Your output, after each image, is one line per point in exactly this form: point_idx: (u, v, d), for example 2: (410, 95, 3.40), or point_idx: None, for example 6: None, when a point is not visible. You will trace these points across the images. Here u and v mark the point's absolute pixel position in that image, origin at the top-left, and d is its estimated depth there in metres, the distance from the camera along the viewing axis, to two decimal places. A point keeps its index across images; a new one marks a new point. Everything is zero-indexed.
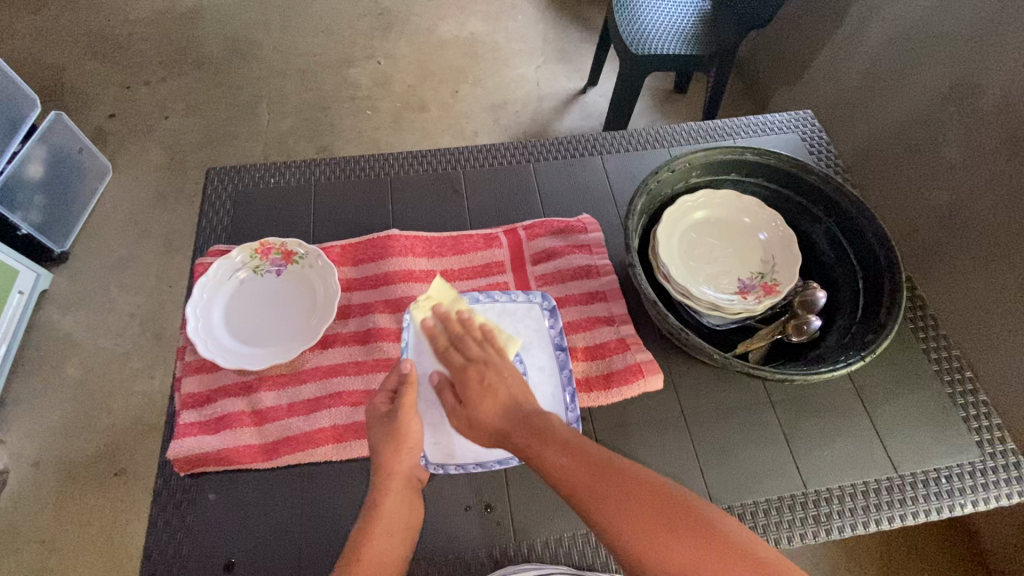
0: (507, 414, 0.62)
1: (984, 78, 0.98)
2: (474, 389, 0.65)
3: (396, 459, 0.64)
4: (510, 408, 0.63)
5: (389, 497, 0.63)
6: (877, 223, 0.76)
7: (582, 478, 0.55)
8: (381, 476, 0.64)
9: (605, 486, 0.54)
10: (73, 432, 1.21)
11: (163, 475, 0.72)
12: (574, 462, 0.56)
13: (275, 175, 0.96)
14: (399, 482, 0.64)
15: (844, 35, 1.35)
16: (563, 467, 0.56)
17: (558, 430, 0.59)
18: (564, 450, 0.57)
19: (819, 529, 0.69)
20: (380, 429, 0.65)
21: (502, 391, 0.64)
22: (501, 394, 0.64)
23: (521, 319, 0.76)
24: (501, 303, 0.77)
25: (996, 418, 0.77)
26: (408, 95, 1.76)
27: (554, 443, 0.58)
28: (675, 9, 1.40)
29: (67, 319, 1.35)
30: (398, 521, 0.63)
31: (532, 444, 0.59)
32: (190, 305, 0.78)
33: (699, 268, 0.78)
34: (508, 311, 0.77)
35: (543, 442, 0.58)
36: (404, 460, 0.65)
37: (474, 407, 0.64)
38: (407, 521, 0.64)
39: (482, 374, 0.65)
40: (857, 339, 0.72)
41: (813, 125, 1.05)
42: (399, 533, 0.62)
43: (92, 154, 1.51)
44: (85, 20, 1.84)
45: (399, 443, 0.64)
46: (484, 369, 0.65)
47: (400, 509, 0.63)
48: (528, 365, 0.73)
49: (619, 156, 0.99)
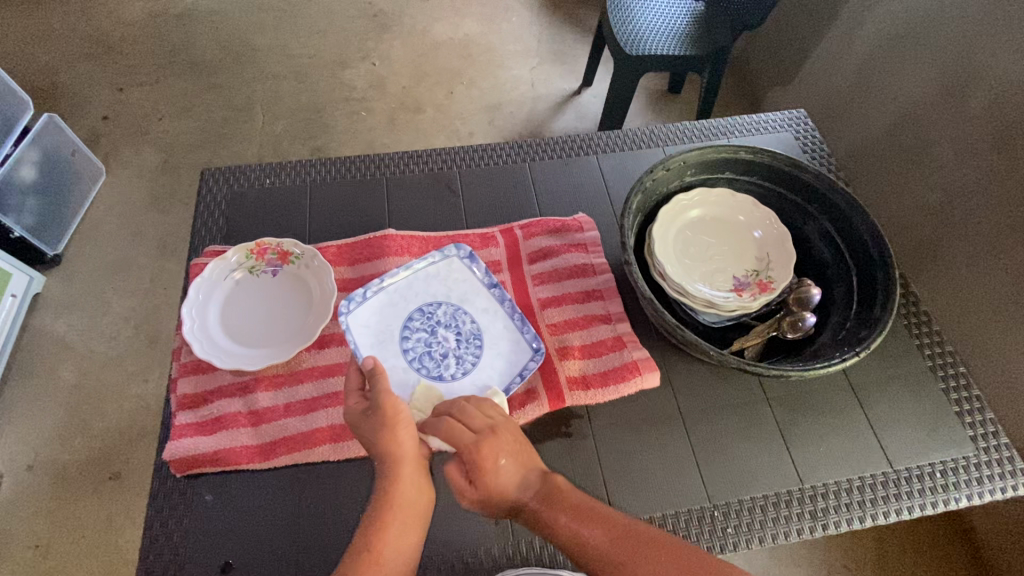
0: (521, 493, 0.59)
1: (974, 77, 0.99)
2: (489, 474, 0.59)
3: (396, 440, 0.61)
4: (522, 487, 0.59)
5: (399, 485, 0.60)
6: (870, 221, 0.76)
7: (603, 543, 0.53)
8: (389, 463, 0.61)
9: (618, 550, 0.52)
10: (67, 436, 1.20)
11: (159, 476, 0.71)
12: (590, 527, 0.55)
13: (270, 175, 0.96)
14: (409, 467, 0.61)
15: (837, 35, 1.36)
16: (580, 529, 0.55)
17: (572, 494, 0.58)
18: (577, 515, 0.56)
19: (816, 524, 0.69)
20: (371, 420, 0.62)
21: (514, 468, 0.60)
22: (514, 473, 0.60)
23: (446, 278, 0.78)
24: (422, 269, 0.78)
25: (989, 412, 0.77)
26: (403, 96, 1.76)
27: (566, 510, 0.56)
28: (668, 10, 1.40)
29: (60, 321, 1.34)
30: (410, 509, 0.59)
31: (543, 512, 0.57)
32: (186, 305, 0.77)
33: (693, 267, 0.78)
34: (429, 273, 0.78)
35: (554, 512, 0.57)
36: (408, 441, 0.62)
37: (497, 485, 0.59)
38: (419, 506, 0.60)
39: (497, 451, 0.60)
40: (851, 336, 0.73)
41: (806, 124, 1.06)
42: (413, 520, 0.59)
43: (85, 156, 1.50)
44: (78, 22, 1.83)
45: (394, 424, 0.62)
46: (496, 448, 0.60)
47: (413, 496, 0.60)
48: (474, 313, 0.76)
49: (614, 155, 0.99)
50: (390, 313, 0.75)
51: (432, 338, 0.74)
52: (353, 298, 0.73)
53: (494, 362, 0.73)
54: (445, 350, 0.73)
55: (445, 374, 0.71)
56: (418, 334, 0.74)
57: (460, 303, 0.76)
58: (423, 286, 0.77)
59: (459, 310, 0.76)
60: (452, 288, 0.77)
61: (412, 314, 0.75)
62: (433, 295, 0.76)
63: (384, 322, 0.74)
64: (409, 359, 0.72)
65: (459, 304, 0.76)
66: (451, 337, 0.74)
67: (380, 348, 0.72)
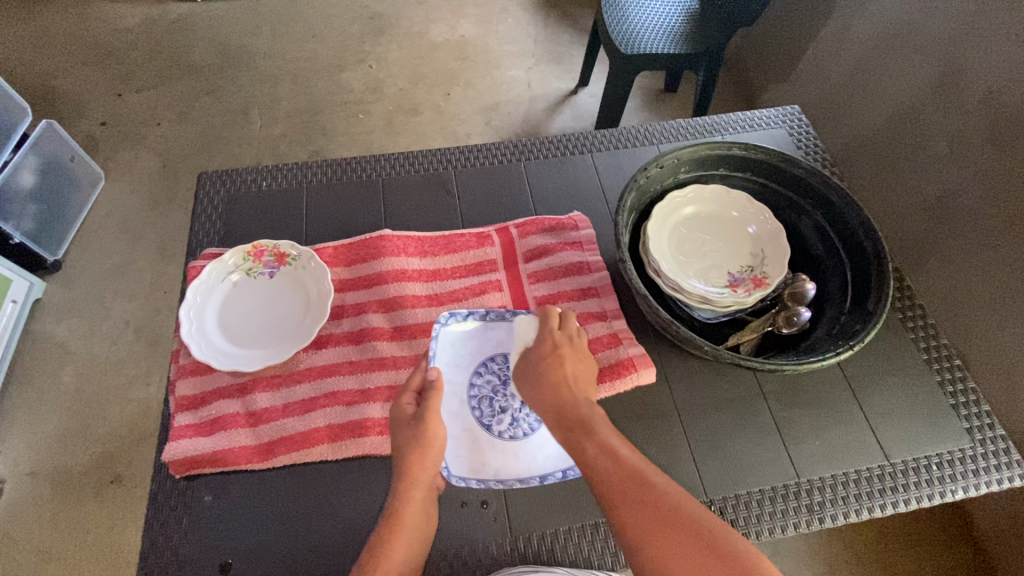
0: (566, 388, 0.66)
1: (969, 73, 0.99)
2: (549, 363, 0.68)
3: (422, 463, 0.64)
4: (568, 386, 0.67)
5: (410, 506, 0.62)
6: (864, 215, 0.77)
7: (616, 477, 0.57)
8: (404, 482, 0.63)
9: (627, 487, 0.55)
10: (68, 440, 1.21)
11: (159, 477, 0.72)
12: (611, 461, 0.58)
13: (266, 177, 0.96)
14: (421, 490, 0.64)
15: (831, 32, 1.36)
16: (600, 461, 0.59)
17: (600, 427, 0.62)
18: (603, 446, 0.60)
19: (813, 518, 0.70)
20: (404, 431, 0.66)
21: (571, 368, 0.68)
22: (568, 372, 0.68)
23: None
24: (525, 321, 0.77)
25: (985, 405, 0.78)
26: (401, 98, 1.76)
27: (594, 441, 0.61)
28: (663, 9, 1.41)
29: (61, 326, 1.35)
30: (416, 528, 0.61)
31: (577, 435, 0.62)
32: (184, 307, 0.78)
33: (689, 263, 0.78)
34: None
35: (585, 433, 0.62)
36: (429, 467, 0.65)
37: (557, 369, 0.68)
38: (422, 532, 0.62)
39: (563, 349, 0.69)
40: (845, 329, 0.73)
41: (799, 120, 1.06)
42: (417, 541, 0.61)
43: (84, 162, 1.50)
44: (76, 28, 1.84)
45: (425, 448, 0.64)
46: (566, 347, 0.70)
47: (421, 518, 0.62)
48: None
49: (609, 153, 1.00)
50: (479, 347, 0.76)
51: (501, 389, 0.73)
52: (456, 313, 0.76)
53: (546, 442, 0.71)
54: (506, 405, 0.72)
55: (492, 429, 0.71)
56: (491, 379, 0.74)
57: None
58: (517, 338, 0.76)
59: None
60: None
61: (495, 357, 0.75)
62: None
63: (469, 352, 0.75)
64: (470, 394, 0.73)
65: None
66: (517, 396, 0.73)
67: (453, 371, 0.74)
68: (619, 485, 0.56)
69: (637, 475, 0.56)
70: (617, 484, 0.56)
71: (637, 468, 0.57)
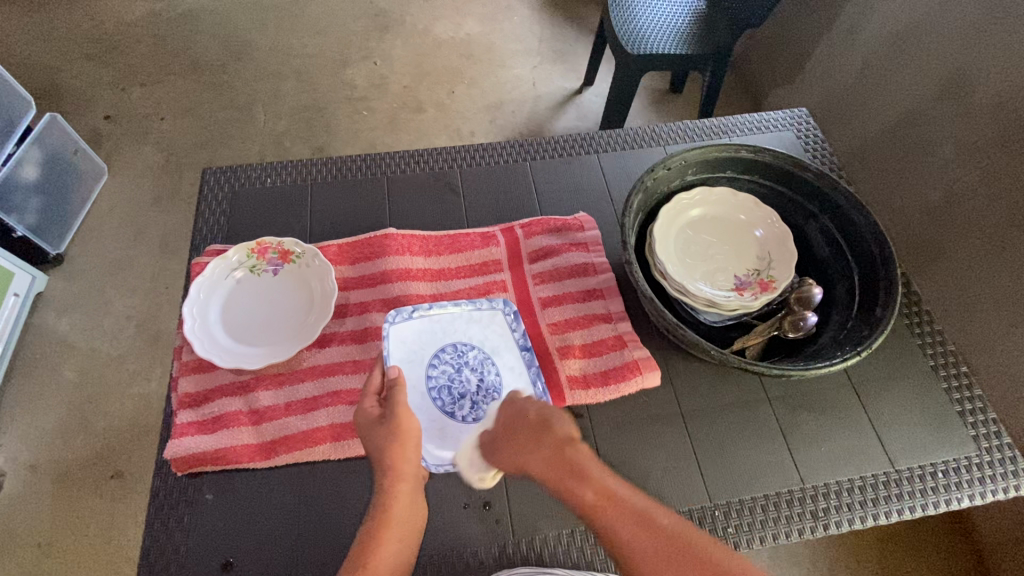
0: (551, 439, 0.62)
1: (978, 78, 0.99)
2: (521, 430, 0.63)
3: (403, 458, 0.63)
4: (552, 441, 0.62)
5: (398, 503, 0.61)
6: (873, 220, 0.76)
7: (623, 523, 0.55)
8: (389, 478, 0.62)
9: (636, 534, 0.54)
10: (69, 434, 1.21)
11: (161, 475, 0.72)
12: (610, 505, 0.56)
13: (271, 174, 0.96)
14: (407, 485, 0.63)
15: (838, 34, 1.36)
16: (603, 509, 0.56)
17: (590, 466, 0.59)
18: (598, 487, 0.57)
19: (817, 524, 0.69)
20: (379, 431, 0.63)
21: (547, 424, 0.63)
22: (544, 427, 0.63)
23: (487, 327, 0.77)
24: (467, 310, 0.77)
25: (991, 413, 0.77)
26: (405, 95, 1.76)
27: (588, 486, 0.58)
28: (669, 9, 1.40)
29: (63, 319, 1.34)
30: (405, 526, 0.61)
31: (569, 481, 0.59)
32: (186, 305, 0.77)
33: (695, 265, 0.78)
34: (472, 317, 0.77)
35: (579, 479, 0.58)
36: (410, 460, 0.63)
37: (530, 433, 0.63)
38: (413, 528, 0.62)
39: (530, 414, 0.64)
40: (852, 335, 0.72)
41: (807, 123, 1.06)
42: (409, 536, 0.61)
43: (88, 155, 1.50)
44: (81, 21, 1.83)
45: (403, 442, 0.63)
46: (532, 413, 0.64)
47: (411, 514, 0.62)
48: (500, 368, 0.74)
49: (615, 154, 0.99)
50: (428, 339, 0.75)
51: (457, 376, 0.73)
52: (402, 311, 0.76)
53: None
54: (465, 391, 0.72)
55: (456, 415, 0.70)
56: (445, 367, 0.73)
57: (491, 353, 0.75)
58: (464, 326, 0.77)
59: (488, 359, 0.74)
60: (487, 338, 0.76)
61: (445, 347, 0.75)
62: (469, 337, 0.76)
63: (419, 345, 0.75)
64: (429, 385, 0.72)
65: (490, 355, 0.75)
66: (474, 380, 0.73)
67: (409, 366, 0.73)
68: (627, 531, 0.54)
69: (643, 517, 0.55)
70: (624, 531, 0.54)
71: (644, 511, 0.55)
